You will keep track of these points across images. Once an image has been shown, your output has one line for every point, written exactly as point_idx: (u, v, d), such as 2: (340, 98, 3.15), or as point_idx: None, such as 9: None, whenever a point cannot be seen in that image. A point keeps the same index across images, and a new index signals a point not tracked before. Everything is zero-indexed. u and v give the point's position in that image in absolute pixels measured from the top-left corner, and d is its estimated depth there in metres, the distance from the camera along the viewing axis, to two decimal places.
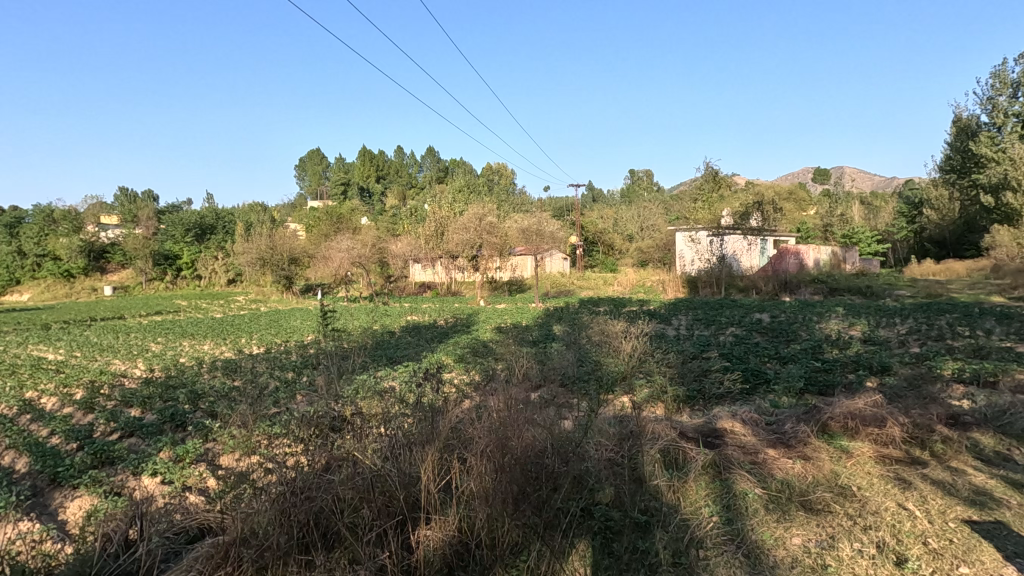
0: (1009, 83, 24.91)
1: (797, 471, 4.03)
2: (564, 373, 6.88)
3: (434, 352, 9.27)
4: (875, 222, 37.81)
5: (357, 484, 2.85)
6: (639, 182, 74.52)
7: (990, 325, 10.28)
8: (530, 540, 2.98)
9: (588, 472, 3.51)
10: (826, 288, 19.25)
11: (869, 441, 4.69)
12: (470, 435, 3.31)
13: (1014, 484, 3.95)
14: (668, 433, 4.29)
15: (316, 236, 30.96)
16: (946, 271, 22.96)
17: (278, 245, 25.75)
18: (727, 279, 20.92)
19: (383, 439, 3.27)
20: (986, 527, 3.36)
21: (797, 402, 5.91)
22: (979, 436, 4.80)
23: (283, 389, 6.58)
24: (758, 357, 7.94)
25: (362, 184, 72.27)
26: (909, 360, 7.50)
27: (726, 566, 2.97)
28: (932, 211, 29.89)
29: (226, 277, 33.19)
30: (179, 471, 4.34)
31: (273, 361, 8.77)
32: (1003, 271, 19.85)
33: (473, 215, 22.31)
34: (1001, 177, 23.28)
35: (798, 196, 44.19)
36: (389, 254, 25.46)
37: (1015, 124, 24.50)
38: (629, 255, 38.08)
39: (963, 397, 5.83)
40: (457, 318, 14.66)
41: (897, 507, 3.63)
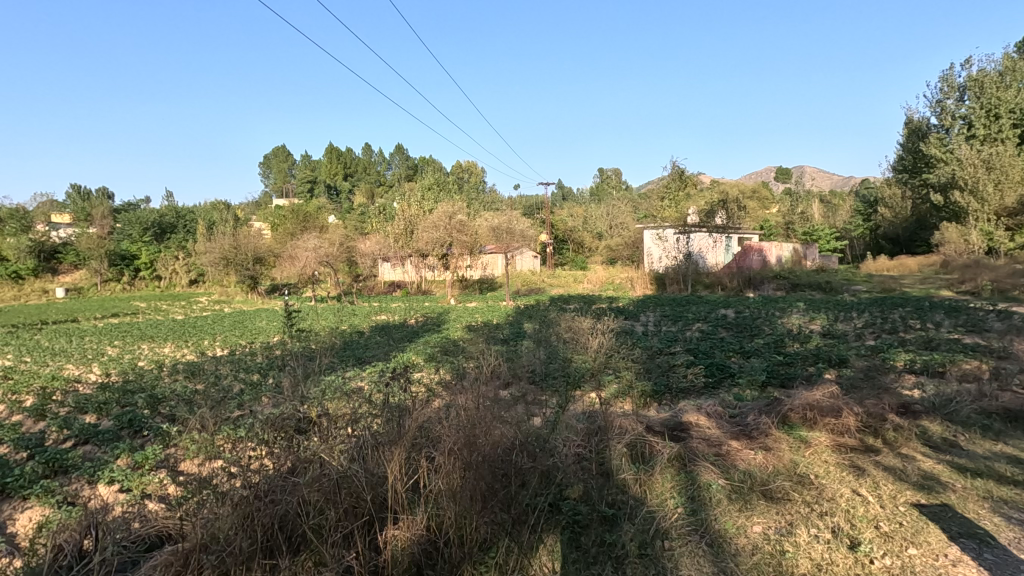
0: (956, 87, 26.13)
1: (758, 462, 4.16)
2: (533, 371, 6.92)
3: (404, 351, 9.18)
4: (834, 219, 39.19)
5: (323, 485, 2.80)
6: (608, 180, 75.22)
7: (939, 318, 10.79)
8: (499, 537, 3.01)
9: (556, 468, 3.55)
10: (787, 284, 19.82)
11: (826, 431, 4.86)
12: (438, 435, 3.29)
13: (959, 468, 4.17)
14: (635, 427, 4.36)
15: (281, 235, 30.26)
16: (899, 266, 23.90)
17: (242, 244, 25.12)
18: (693, 275, 21.37)
19: (350, 440, 3.23)
20: (933, 510, 3.53)
21: (759, 395, 6.10)
22: (928, 424, 5.04)
23: (248, 392, 6.44)
24: (723, 352, 8.13)
25: (329, 182, 70.94)
26: (865, 352, 7.80)
27: (691, 556, 3.05)
28: (886, 209, 31.11)
29: (188, 278, 32.19)
30: (138, 478, 4.22)
31: (237, 363, 8.57)
32: (951, 267, 20.80)
33: (443, 213, 22.15)
34: (949, 176, 24.38)
35: (761, 195, 45.45)
36: (358, 253, 25.02)
37: (962, 126, 25.70)
38: (599, 253, 38.49)
39: (914, 387, 6.11)
40: (427, 317, 14.59)
41: (852, 493, 3.79)
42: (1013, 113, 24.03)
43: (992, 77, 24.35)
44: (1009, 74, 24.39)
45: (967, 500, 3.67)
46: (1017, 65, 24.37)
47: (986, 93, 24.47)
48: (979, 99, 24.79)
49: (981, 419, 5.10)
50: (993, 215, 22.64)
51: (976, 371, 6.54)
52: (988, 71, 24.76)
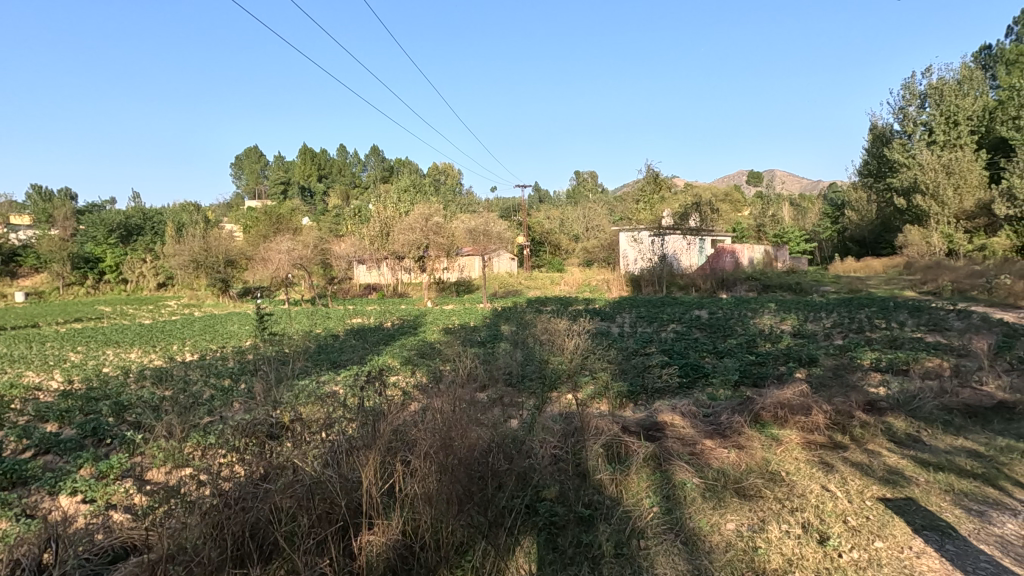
0: (917, 94, 27.14)
1: (731, 460, 4.23)
2: (509, 373, 6.92)
3: (379, 354, 9.08)
4: (803, 222, 40.30)
5: (295, 492, 2.74)
6: (584, 183, 75.72)
7: (904, 317, 11.14)
8: (475, 540, 3.00)
9: (532, 469, 3.56)
10: (759, 285, 20.21)
11: (797, 428, 4.97)
12: (414, 437, 3.25)
13: (922, 462, 4.30)
14: (611, 427, 4.38)
15: (253, 237, 29.64)
16: (865, 267, 24.66)
17: (213, 246, 24.54)
18: (668, 277, 21.66)
19: (324, 445, 3.18)
20: (897, 504, 3.64)
21: (733, 394, 6.21)
22: (893, 420, 5.20)
23: (218, 397, 6.28)
24: (697, 352, 8.26)
25: (303, 184, 70.08)
26: (833, 351, 7.98)
27: (666, 554, 3.08)
28: (853, 213, 32.08)
29: (156, 281, 31.40)
30: (102, 489, 4.08)
31: (207, 368, 8.36)
32: (914, 267, 21.52)
33: (419, 215, 22.03)
34: (911, 181, 25.22)
35: (734, 198, 46.38)
36: (332, 255, 24.78)
37: (923, 132, 26.66)
38: (576, 255, 38.81)
39: (880, 385, 6.29)
40: (403, 320, 14.47)
41: (821, 489, 3.88)
42: (970, 120, 25.02)
43: (951, 86, 25.33)
44: (966, 83, 25.41)
45: (930, 493, 3.79)
46: (974, 74, 25.38)
47: (946, 100, 25.43)
48: (939, 107, 25.76)
49: (943, 415, 5.28)
50: (952, 219, 23.56)
51: (937, 369, 6.77)
52: (947, 80, 25.75)
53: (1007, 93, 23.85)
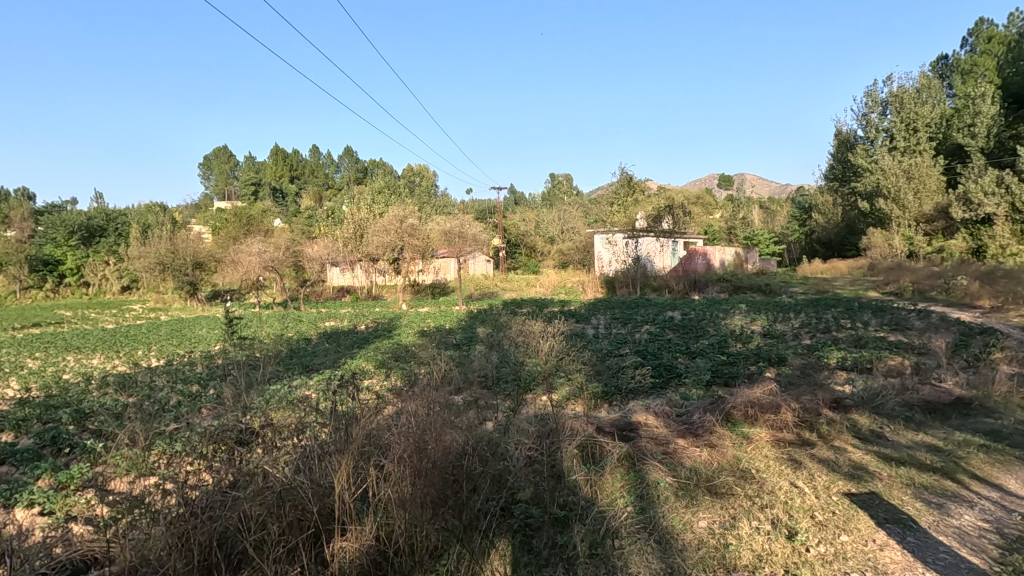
0: (879, 102, 28.16)
1: (703, 458, 4.31)
2: (485, 375, 6.91)
3: (353, 358, 8.96)
4: (772, 225, 41.35)
5: (265, 499, 2.70)
6: (559, 186, 76.19)
7: (868, 317, 11.49)
8: (450, 543, 2.98)
9: (507, 471, 3.57)
10: (730, 286, 20.62)
11: (766, 427, 5.09)
12: (387, 441, 3.21)
13: (885, 458, 4.44)
14: (585, 428, 4.42)
15: (222, 239, 29.00)
16: (831, 269, 25.35)
17: (180, 248, 23.91)
18: (642, 279, 21.94)
19: (296, 450, 3.13)
20: (862, 498, 3.75)
21: (705, 394, 6.31)
22: (859, 417, 5.36)
23: (185, 404, 6.10)
24: (671, 352, 8.39)
25: (275, 185, 68.93)
26: (801, 351, 8.18)
27: (640, 553, 3.11)
28: (820, 216, 33.04)
29: (120, 284, 30.54)
30: (62, 500, 3.94)
31: (174, 374, 8.12)
32: (878, 268, 22.24)
33: (394, 217, 21.91)
34: (874, 185, 26.09)
35: (706, 201, 47.26)
36: (305, 257, 24.40)
37: (885, 138, 27.66)
38: (551, 257, 39.03)
39: (845, 383, 6.48)
40: (378, 323, 14.34)
41: (790, 485, 3.97)
42: (929, 127, 26.01)
43: (910, 94, 26.32)
44: (925, 91, 26.41)
45: (892, 488, 3.92)
46: (932, 82, 26.39)
47: (906, 107, 26.41)
48: (900, 114, 26.74)
49: (904, 412, 5.46)
50: (913, 222, 24.47)
51: (899, 367, 7.01)
52: (906, 88, 26.75)
53: (963, 101, 24.83)
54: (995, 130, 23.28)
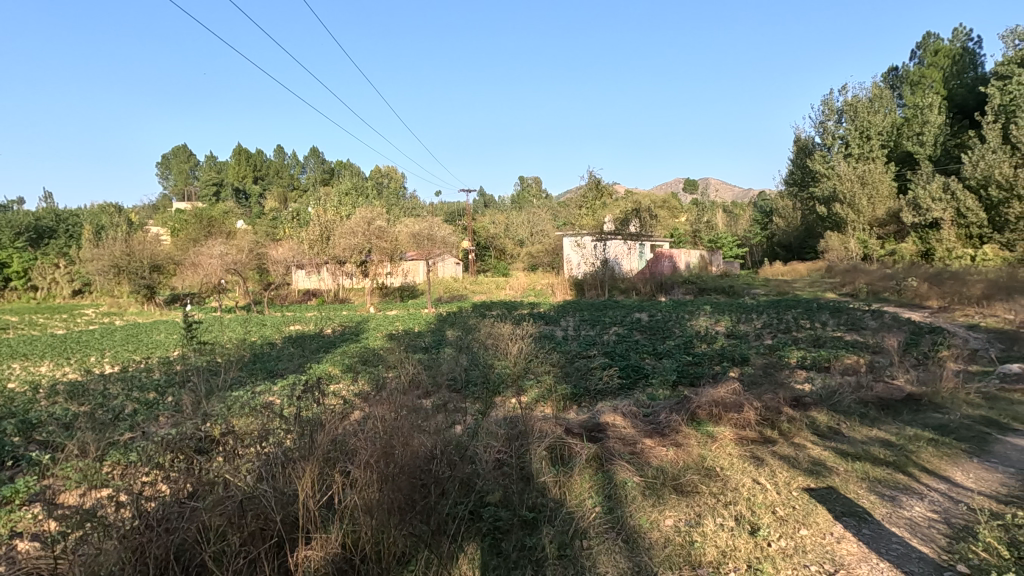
0: (834, 110, 29.32)
1: (670, 458, 4.38)
2: (453, 378, 6.87)
3: (319, 363, 8.79)
4: (735, 228, 42.53)
5: (226, 509, 2.61)
6: (528, 189, 76.53)
7: (826, 318, 11.90)
8: (418, 549, 2.94)
9: (475, 474, 3.55)
10: (695, 288, 21.07)
11: (730, 425, 5.21)
12: (354, 447, 3.16)
13: (842, 453, 4.60)
14: (555, 430, 4.44)
15: (181, 241, 28.07)
16: (791, 271, 26.16)
17: (137, 250, 23.05)
18: (610, 281, 22.22)
19: (259, 458, 3.04)
20: (821, 493, 3.88)
21: (671, 394, 6.42)
22: (817, 415, 5.54)
23: (140, 412, 5.85)
24: (638, 353, 8.51)
25: (238, 185, 67.21)
26: (762, 351, 8.41)
27: (608, 553, 3.13)
28: (781, 220, 34.10)
29: (71, 288, 28.91)
30: (6, 516, 3.72)
31: (129, 381, 7.79)
32: (834, 270, 23.07)
33: (361, 219, 21.68)
34: (831, 191, 27.08)
35: (672, 204, 48.23)
36: (270, 260, 23.78)
37: (840, 145, 28.82)
38: (520, 260, 39.20)
39: (804, 381, 6.70)
40: (346, 326, 14.12)
41: (752, 482, 4.07)
42: (881, 135, 27.23)
43: (863, 103, 27.50)
44: (877, 101, 27.61)
45: (848, 481, 4.07)
46: (884, 93, 27.62)
47: (860, 116, 27.57)
48: (854, 122, 27.90)
49: (859, 408, 5.68)
50: (867, 226, 25.50)
51: (855, 365, 7.29)
52: (860, 97, 27.95)
53: (912, 111, 26.07)
54: (942, 139, 24.47)
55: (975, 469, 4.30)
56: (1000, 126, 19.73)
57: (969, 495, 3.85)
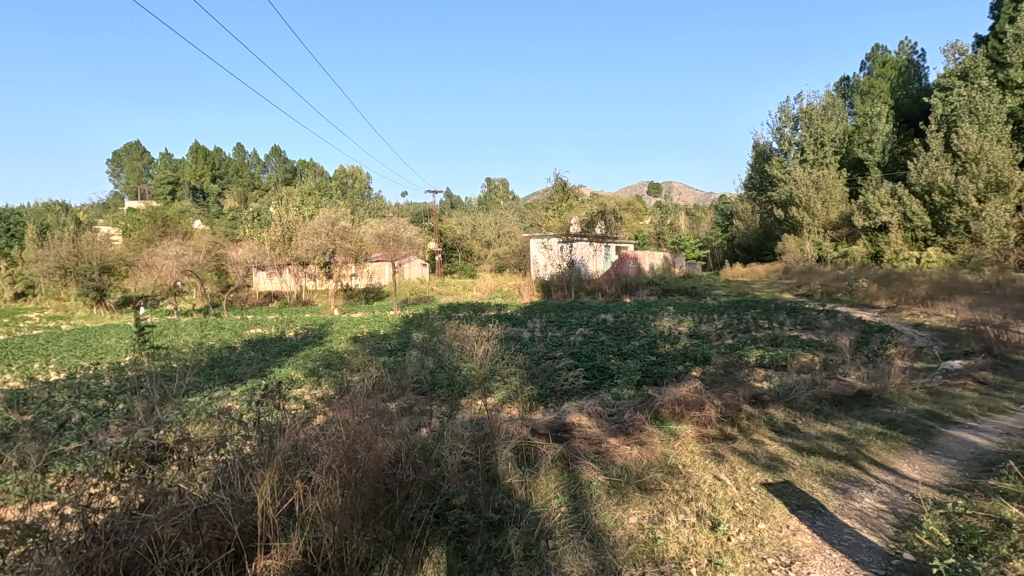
0: (791, 117, 30.39)
1: (634, 456, 4.45)
2: (419, 381, 6.81)
3: (281, 367, 8.56)
4: (697, 231, 43.56)
5: (180, 520, 2.51)
6: (496, 190, 76.53)
7: (783, 318, 12.29)
8: (382, 554, 2.88)
9: (440, 478, 3.52)
10: (659, 289, 21.48)
11: (692, 424, 5.32)
12: (315, 452, 3.09)
13: (798, 449, 4.76)
14: (521, 431, 4.45)
15: (134, 241, 26.97)
16: (750, 273, 26.96)
17: (85, 251, 22.04)
18: (576, 282, 22.42)
19: (216, 465, 2.94)
20: (778, 487, 4.00)
21: (636, 393, 6.51)
22: (774, 411, 5.72)
23: (89, 421, 5.57)
24: (604, 354, 8.62)
25: (195, 184, 64.91)
26: (723, 350, 8.62)
27: (573, 553, 3.16)
28: (741, 222, 35.12)
29: (14, 290, 27.44)
30: None
31: (77, 388, 7.42)
32: (791, 272, 23.89)
33: (324, 220, 21.24)
34: (788, 195, 28.04)
35: (637, 206, 48.98)
36: (229, 261, 23.03)
37: (796, 151, 29.87)
38: (487, 261, 39.15)
39: (763, 379, 6.91)
40: (308, 329, 13.80)
41: (713, 478, 4.17)
42: (834, 142, 28.35)
43: (818, 111, 28.59)
44: (830, 108, 28.77)
45: (803, 475, 4.21)
46: (836, 101, 28.80)
47: (814, 123, 28.66)
48: (809, 129, 28.98)
49: (814, 404, 5.90)
50: (821, 229, 26.51)
51: (810, 363, 7.57)
52: (814, 105, 29.05)
53: (862, 120, 27.29)
54: (890, 147, 25.68)
55: (919, 461, 4.51)
56: (942, 135, 20.79)
57: (914, 486, 4.04)
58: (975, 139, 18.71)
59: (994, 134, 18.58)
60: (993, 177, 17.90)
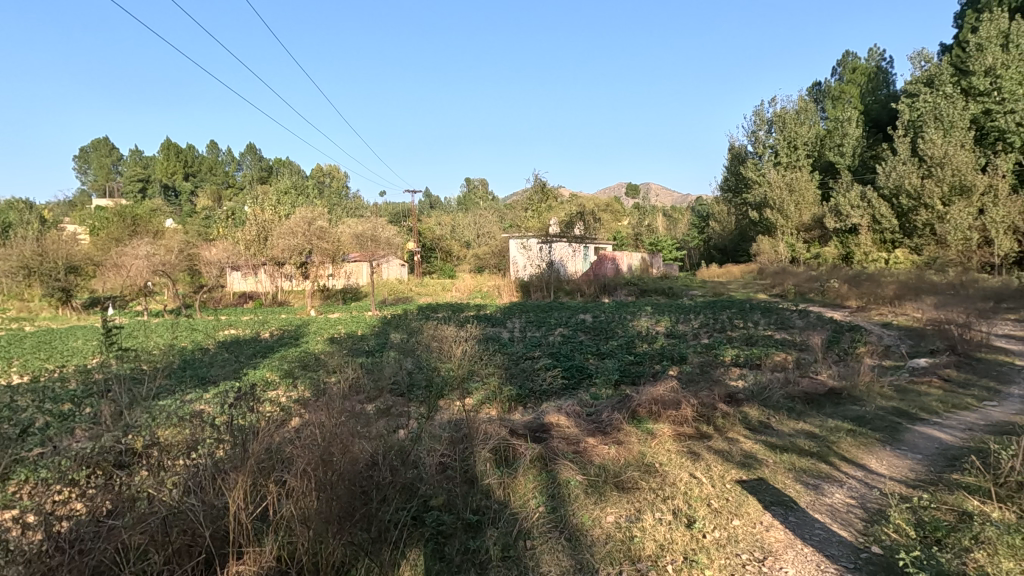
0: (765, 121, 30.99)
1: (612, 455, 4.48)
2: (396, 382, 6.76)
3: (255, 369, 8.40)
4: (675, 231, 44.12)
5: (149, 526, 2.46)
6: (475, 190, 76.45)
7: (757, 318, 12.52)
8: (358, 558, 2.86)
9: (418, 479, 3.49)
10: (637, 289, 21.69)
11: (668, 422, 5.39)
12: (290, 455, 3.04)
13: (771, 446, 4.86)
14: (499, 432, 4.45)
15: (103, 240, 26.21)
16: (726, 273, 27.40)
17: (50, 250, 21.38)
18: (556, 283, 22.50)
19: (188, 470, 2.88)
20: (751, 484, 4.07)
21: (614, 393, 6.57)
22: (748, 410, 5.82)
23: (54, 425, 5.40)
24: (582, 354, 8.67)
25: (166, 182, 63.39)
26: (700, 350, 8.75)
27: (551, 552, 3.17)
28: (717, 224, 35.69)
29: None
30: None
31: (41, 392, 7.16)
32: (765, 272, 24.37)
33: (301, 219, 20.90)
34: (762, 197, 28.59)
35: (616, 207, 49.42)
36: (201, 261, 22.52)
37: (770, 154, 30.50)
38: (466, 262, 39.06)
39: (738, 378, 7.04)
40: (285, 330, 13.58)
41: (689, 477, 4.23)
42: (806, 145, 29.02)
43: (791, 115, 29.24)
44: (802, 113, 29.46)
45: (777, 472, 4.30)
46: (808, 106, 29.52)
47: (788, 127, 29.31)
48: (783, 133, 29.62)
49: (787, 403, 6.02)
50: (794, 230, 27.09)
51: (783, 362, 7.72)
52: (788, 109, 29.70)
53: (833, 124, 27.99)
54: (860, 151, 26.38)
55: (887, 456, 4.64)
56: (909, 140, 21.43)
57: (882, 480, 4.16)
58: (940, 144, 19.30)
59: (958, 140, 19.19)
60: (957, 180, 18.44)
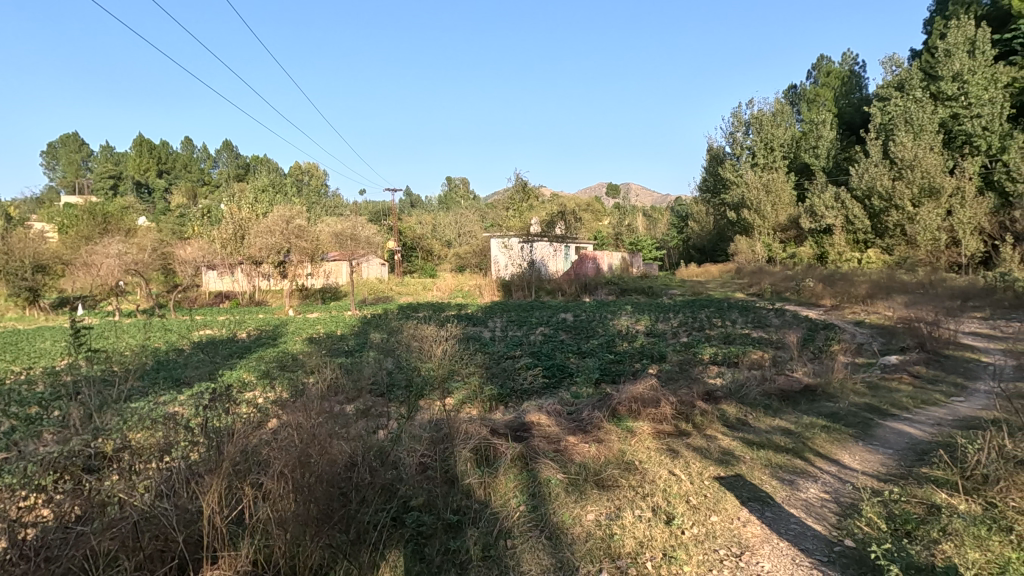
0: (742, 122, 31.49)
1: (592, 453, 4.49)
2: (376, 383, 6.71)
3: (232, 369, 8.24)
4: (655, 231, 44.46)
5: (119, 531, 2.40)
6: (456, 189, 76.20)
7: (735, 316, 12.70)
8: (337, 561, 2.82)
9: (398, 480, 3.46)
10: (617, 288, 21.83)
11: (648, 420, 5.43)
12: (267, 457, 2.99)
13: (748, 442, 4.93)
14: (480, 431, 4.43)
15: (72, 238, 25.45)
16: (705, 273, 27.74)
17: (16, 249, 20.68)
18: (537, 282, 22.51)
19: (160, 474, 2.81)
20: (729, 481, 4.13)
21: (595, 391, 6.61)
22: (726, 407, 5.90)
23: (19, 429, 5.23)
24: (563, 353, 8.70)
25: (139, 179, 61.83)
26: (679, 348, 8.85)
27: (532, 551, 3.17)
28: (696, 224, 36.12)
29: None
30: None
31: (5, 395, 6.91)
32: (743, 272, 24.76)
33: (279, 217, 20.53)
34: (740, 197, 29.04)
35: (597, 207, 49.71)
36: (176, 260, 22.00)
37: (748, 155, 31.00)
38: (447, 261, 38.89)
39: (716, 376, 7.13)
40: (262, 330, 13.35)
41: (668, 474, 4.26)
42: (783, 147, 29.56)
43: (768, 117, 29.78)
44: (779, 115, 30.03)
45: (754, 468, 4.36)
46: (784, 108, 30.10)
47: (765, 129, 29.84)
48: (760, 134, 30.14)
49: (763, 400, 6.12)
50: (771, 230, 27.56)
51: (760, 360, 7.85)
52: (765, 111, 30.23)
53: (808, 127, 28.58)
54: (834, 153, 26.98)
55: (860, 451, 4.75)
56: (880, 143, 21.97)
57: (855, 475, 4.25)
58: (910, 147, 19.79)
59: (927, 143, 19.72)
60: (927, 183, 18.84)
